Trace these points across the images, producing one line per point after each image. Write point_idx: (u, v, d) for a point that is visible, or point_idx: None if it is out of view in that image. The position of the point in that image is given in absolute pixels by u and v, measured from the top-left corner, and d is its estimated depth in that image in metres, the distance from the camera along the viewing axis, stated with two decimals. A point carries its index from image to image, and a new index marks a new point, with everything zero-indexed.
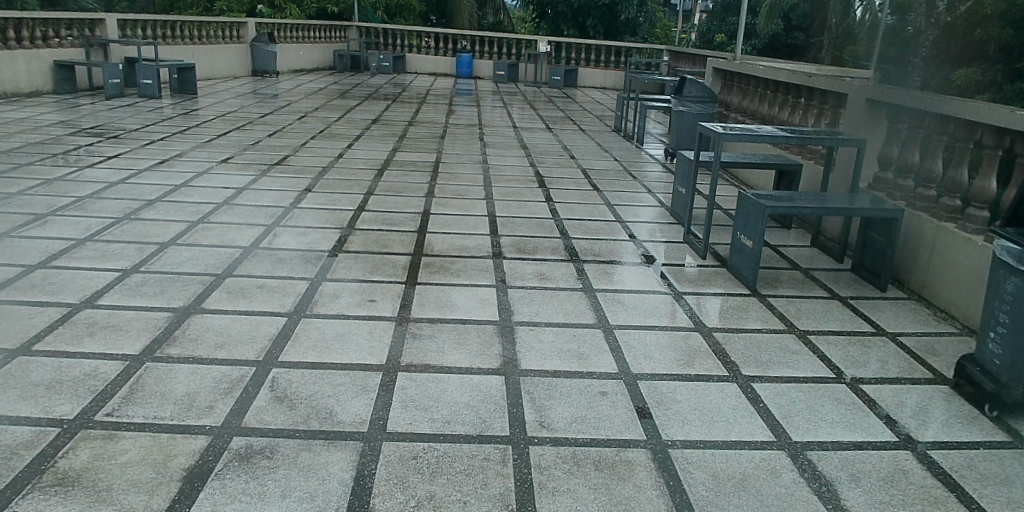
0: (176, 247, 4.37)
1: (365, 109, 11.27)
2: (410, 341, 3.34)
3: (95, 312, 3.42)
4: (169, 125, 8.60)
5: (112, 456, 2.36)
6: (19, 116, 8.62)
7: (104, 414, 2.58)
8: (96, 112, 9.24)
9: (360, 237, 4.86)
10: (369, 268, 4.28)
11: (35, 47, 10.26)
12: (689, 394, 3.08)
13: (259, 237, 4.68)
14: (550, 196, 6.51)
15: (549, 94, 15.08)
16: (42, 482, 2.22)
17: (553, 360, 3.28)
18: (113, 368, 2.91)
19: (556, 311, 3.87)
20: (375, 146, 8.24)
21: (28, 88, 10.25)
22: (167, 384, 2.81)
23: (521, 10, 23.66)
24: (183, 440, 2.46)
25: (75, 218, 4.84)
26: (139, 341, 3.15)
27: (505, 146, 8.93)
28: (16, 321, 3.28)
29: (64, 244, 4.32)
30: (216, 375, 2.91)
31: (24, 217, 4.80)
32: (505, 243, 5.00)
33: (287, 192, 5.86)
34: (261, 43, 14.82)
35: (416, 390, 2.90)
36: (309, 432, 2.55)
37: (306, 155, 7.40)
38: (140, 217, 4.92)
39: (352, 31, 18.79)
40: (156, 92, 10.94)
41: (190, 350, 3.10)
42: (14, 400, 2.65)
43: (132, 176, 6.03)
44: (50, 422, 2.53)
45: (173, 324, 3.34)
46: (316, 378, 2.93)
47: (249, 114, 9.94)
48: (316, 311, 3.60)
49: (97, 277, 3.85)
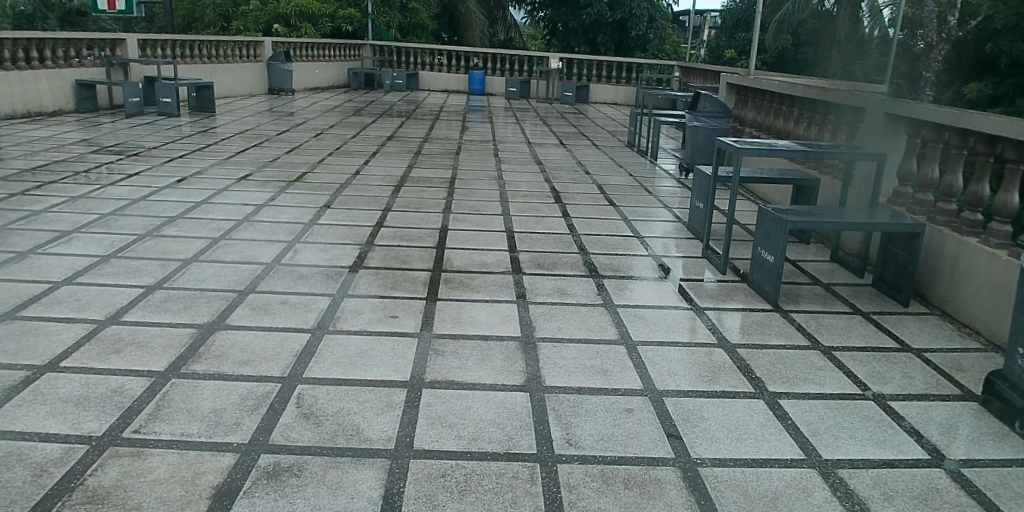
0: (198, 264, 4.38)
1: (381, 126, 11.36)
2: (432, 357, 3.33)
3: (121, 329, 3.43)
4: (188, 143, 8.68)
5: (141, 473, 2.36)
6: (41, 134, 8.73)
7: (130, 431, 2.58)
8: (116, 130, 9.35)
9: (379, 253, 4.87)
10: (389, 284, 4.28)
11: (57, 67, 10.42)
12: (716, 411, 3.04)
13: (281, 253, 4.70)
14: (566, 211, 6.51)
15: (560, 110, 15.18)
16: (73, 500, 2.21)
17: (577, 376, 3.27)
18: (139, 384, 2.92)
19: (578, 327, 3.85)
20: (391, 163, 8.28)
21: (50, 107, 10.39)
22: (193, 401, 2.80)
23: (532, 27, 23.90)
24: (212, 457, 2.45)
25: (99, 235, 4.88)
26: (165, 357, 3.15)
27: (520, 162, 8.95)
28: (43, 337, 3.29)
29: (89, 261, 4.34)
30: (242, 391, 2.90)
31: (49, 234, 4.83)
32: (524, 258, 5.00)
33: (306, 208, 5.89)
34: (277, 61, 14.98)
35: (441, 407, 2.88)
36: (337, 449, 2.54)
37: (323, 172, 7.41)
38: (163, 234, 4.95)
39: (365, 49, 19.03)
40: (175, 111, 11.02)
41: (215, 366, 3.10)
42: (44, 416, 2.65)
43: (153, 194, 6.07)
44: (79, 439, 2.53)
45: (197, 341, 3.33)
46: (341, 394, 2.92)
47: (266, 131, 10.01)
48: (339, 326, 3.60)
49: (121, 293, 3.87)
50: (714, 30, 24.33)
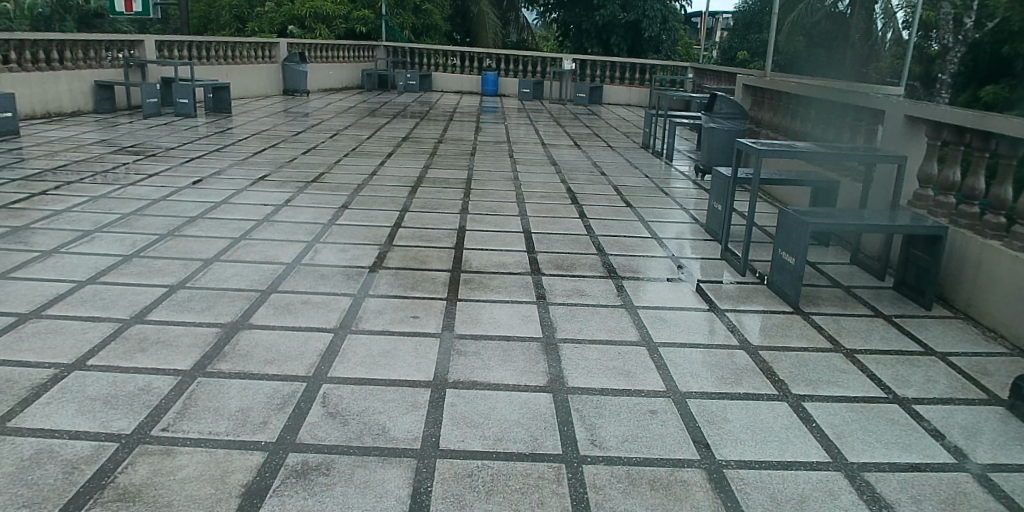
0: (220, 264, 4.40)
1: (395, 127, 11.39)
2: (454, 358, 3.33)
3: (146, 328, 3.45)
4: (205, 144, 8.73)
5: (170, 471, 2.37)
6: (61, 135, 8.81)
7: (158, 430, 2.59)
8: (134, 131, 9.42)
9: (398, 254, 4.87)
10: (408, 285, 4.29)
11: (76, 68, 10.52)
12: (740, 413, 3.03)
13: (301, 253, 4.72)
14: (583, 212, 6.50)
15: (573, 111, 15.17)
16: (104, 497, 2.23)
17: (600, 377, 3.26)
18: (166, 382, 2.94)
19: (599, 328, 3.84)
20: (407, 163, 8.30)
21: (70, 108, 10.48)
22: (220, 400, 2.82)
23: (545, 28, 23.91)
24: (240, 456, 2.47)
25: (121, 234, 4.91)
26: (191, 356, 3.17)
27: (535, 162, 8.94)
28: (70, 336, 3.32)
29: (112, 260, 4.38)
30: (267, 390, 2.92)
31: (72, 234, 4.87)
32: (542, 259, 5.00)
33: (325, 209, 5.91)
34: (292, 63, 15.05)
35: (466, 407, 2.89)
36: (363, 448, 2.55)
37: (340, 173, 7.43)
38: (184, 234, 4.98)
39: (379, 50, 19.07)
40: (192, 112, 11.09)
41: (241, 365, 3.12)
42: (73, 414, 2.68)
43: (173, 194, 6.11)
44: (108, 437, 2.55)
45: (221, 340, 3.35)
46: (365, 394, 2.93)
47: (282, 132, 10.06)
48: (361, 326, 3.61)
49: (146, 293, 3.89)
50: (727, 32, 24.26)
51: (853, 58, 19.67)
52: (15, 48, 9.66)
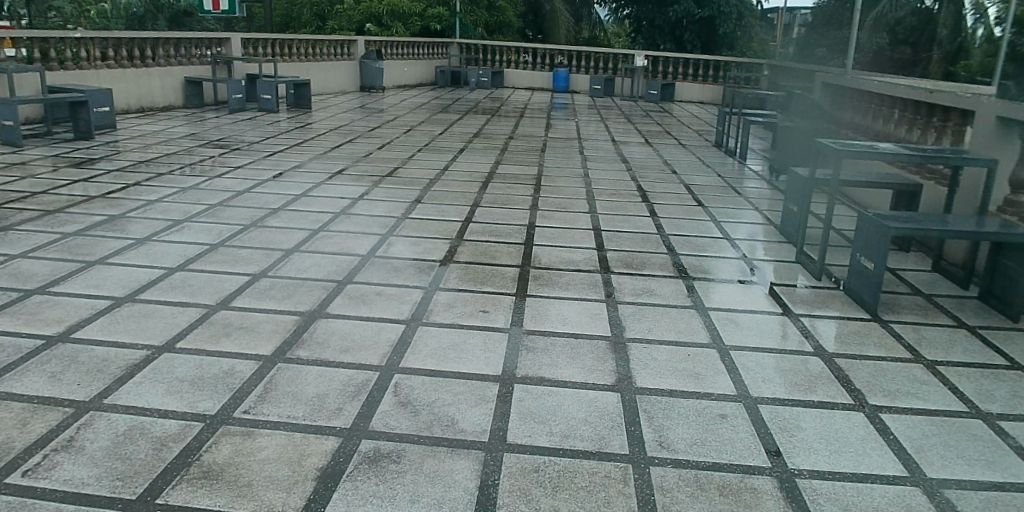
0: (299, 254, 4.56)
1: (467, 123, 11.52)
2: (522, 353, 3.36)
3: (230, 314, 3.61)
4: (286, 138, 9.03)
5: (251, 452, 2.48)
6: (153, 129, 9.27)
7: (240, 412, 2.72)
8: (220, 125, 9.83)
9: (469, 248, 4.94)
10: (478, 279, 4.35)
11: (168, 65, 11.05)
12: (813, 421, 2.96)
13: (375, 245, 4.84)
14: (653, 211, 6.44)
15: (644, 108, 15.00)
16: (190, 474, 2.35)
17: (669, 378, 3.23)
18: (248, 367, 3.07)
19: (668, 329, 3.80)
20: (478, 159, 8.38)
21: (162, 103, 11.01)
22: (298, 385, 2.93)
23: (616, 25, 23.72)
24: (316, 440, 2.56)
25: (208, 224, 5.15)
26: (271, 343, 3.30)
27: (605, 160, 8.90)
28: (161, 320, 3.51)
29: (199, 249, 4.59)
30: (343, 378, 3.01)
31: (164, 223, 5.13)
32: (611, 257, 4.98)
33: (398, 203, 6.04)
34: (369, 60, 15.39)
35: (534, 403, 2.91)
36: (433, 439, 2.61)
37: (413, 168, 7.58)
38: (266, 225, 5.18)
39: (452, 47, 19.20)
40: (274, 107, 11.49)
41: (317, 353, 3.23)
42: (163, 394, 2.83)
43: (255, 186, 6.35)
44: (194, 416, 2.68)
45: (300, 328, 3.48)
46: (436, 386, 2.99)
47: (358, 127, 10.32)
48: (432, 319, 3.68)
49: (230, 280, 4.07)
50: (804, 28, 23.54)
51: (940, 55, 18.78)
52: (113, 46, 10.20)
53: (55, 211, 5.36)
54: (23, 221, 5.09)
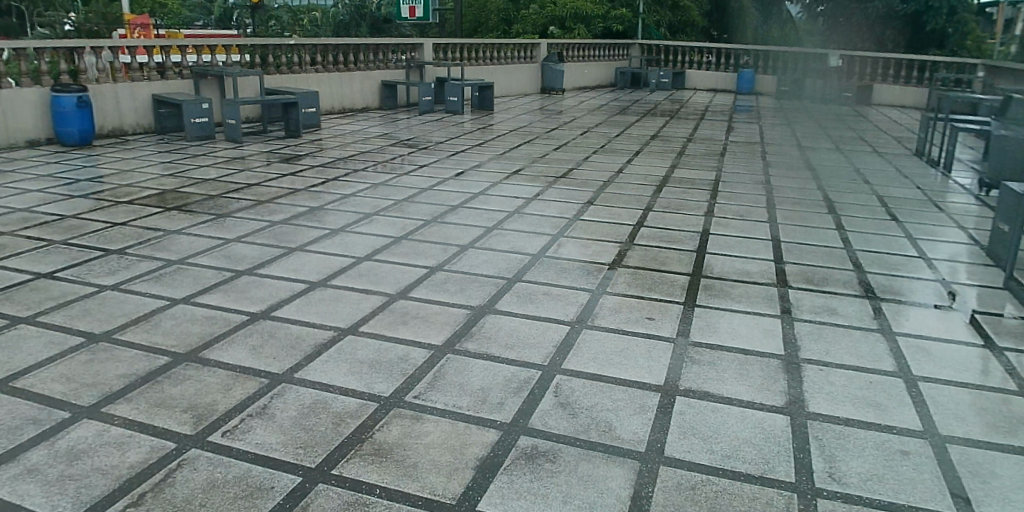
0: (473, 251, 4.76)
1: (644, 125, 11.40)
2: (687, 365, 3.28)
3: (408, 303, 3.85)
4: (468, 138, 9.44)
5: (418, 435, 2.64)
6: (352, 128, 10.06)
7: (411, 397, 2.89)
8: (410, 125, 10.46)
9: (638, 253, 4.89)
10: (646, 285, 4.30)
11: (368, 68, 11.92)
12: (1016, 470, 2.63)
13: (546, 245, 4.93)
14: (840, 223, 6.02)
15: (836, 112, 14.03)
16: (363, 450, 2.55)
17: (845, 406, 3.02)
18: (421, 355, 3.26)
19: (847, 352, 3.55)
20: (653, 162, 8.27)
21: (361, 104, 11.91)
22: (465, 376, 3.07)
23: (810, 23, 22.35)
24: (478, 431, 2.67)
25: (394, 218, 5.51)
26: (443, 333, 3.48)
27: (789, 167, 8.43)
28: (348, 305, 3.81)
29: (384, 240, 4.93)
30: (507, 373, 3.11)
31: (356, 215, 5.56)
32: (790, 271, 4.72)
33: (570, 204, 6.10)
34: (551, 62, 15.69)
35: (695, 417, 2.84)
36: (589, 442, 2.63)
37: (586, 170, 7.62)
38: (445, 221, 5.45)
39: (633, 48, 19.09)
40: (459, 109, 12.03)
41: (485, 347, 3.36)
42: (345, 373, 3.08)
43: (438, 183, 6.70)
44: (370, 396, 2.90)
45: (470, 321, 3.63)
46: (596, 390, 3.01)
47: (537, 129, 10.54)
48: (597, 323, 3.69)
49: (410, 272, 4.33)
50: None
51: None
52: (321, 52, 11.18)
53: (265, 201, 5.99)
54: (239, 209, 5.73)
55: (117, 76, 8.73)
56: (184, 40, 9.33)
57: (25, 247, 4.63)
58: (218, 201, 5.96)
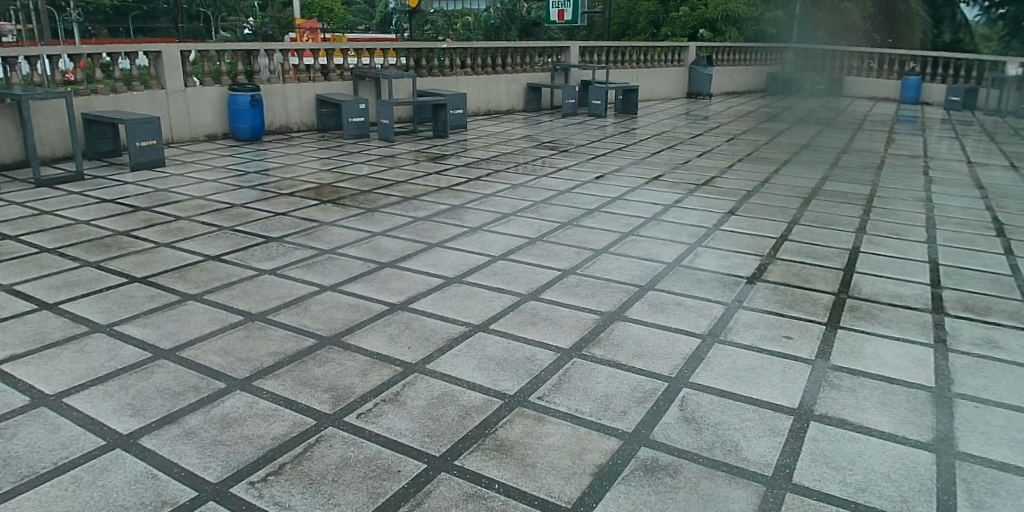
0: (607, 256, 4.74)
1: (795, 134, 10.87)
2: (824, 389, 3.11)
3: (539, 304, 3.91)
4: (609, 142, 9.41)
5: (539, 436, 2.68)
6: (496, 130, 10.30)
7: (535, 397, 2.94)
8: (553, 128, 10.57)
9: (779, 268, 4.69)
10: (785, 302, 4.11)
11: (514, 71, 12.16)
12: None
13: (681, 255, 4.84)
14: (1014, 248, 5.46)
15: (1016, 125, 12.71)
16: (485, 445, 2.62)
17: (1004, 449, 2.74)
18: (548, 357, 3.30)
19: (1012, 390, 3.22)
20: (802, 173, 7.87)
21: (506, 106, 12.17)
22: (590, 382, 3.08)
23: (991, 26, 20.41)
24: (599, 438, 2.67)
25: (531, 219, 5.60)
26: (571, 337, 3.51)
27: (958, 183, 7.75)
28: (481, 302, 3.93)
29: (520, 241, 5.03)
30: (632, 383, 3.09)
31: (494, 215, 5.71)
32: (950, 296, 4.35)
33: (711, 213, 5.93)
34: (699, 65, 15.37)
35: (829, 445, 2.69)
36: (712, 460, 2.56)
37: (729, 178, 7.36)
38: (581, 224, 5.47)
39: (787, 52, 18.37)
40: (603, 112, 12.00)
41: (611, 354, 3.35)
42: (474, 368, 3.18)
43: (576, 187, 6.74)
44: (496, 393, 2.98)
45: (598, 327, 3.63)
46: (724, 407, 2.92)
47: (679, 134, 10.33)
48: (729, 338, 3.58)
49: (543, 273, 4.39)
50: None
51: None
52: (471, 55, 11.54)
53: (410, 197, 6.27)
54: (386, 204, 6.04)
55: (286, 77, 9.44)
56: (346, 43, 9.94)
57: (200, 230, 5.12)
58: (368, 196, 6.31)
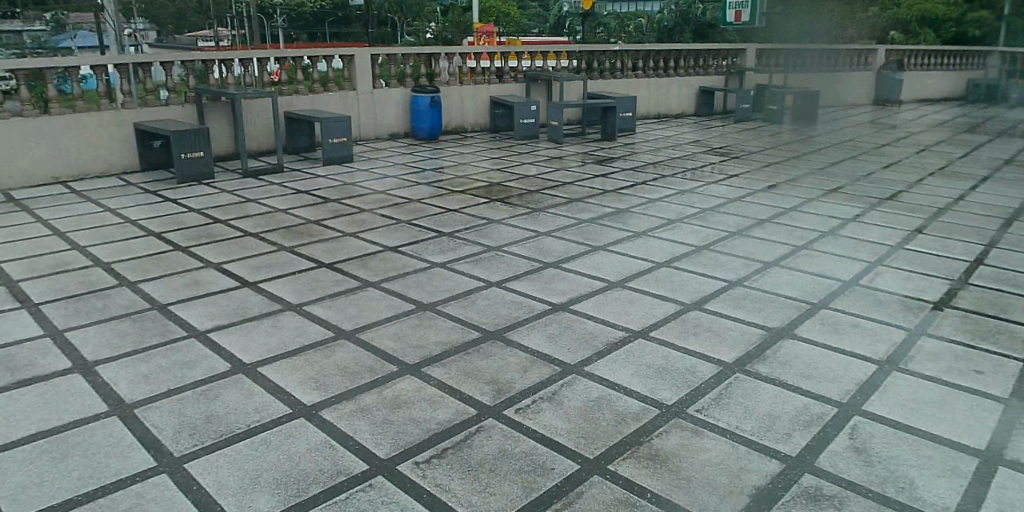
0: (776, 269, 4.54)
1: (1000, 146, 9.78)
2: (1021, 433, 2.79)
3: (701, 315, 3.82)
4: (784, 150, 8.96)
5: (695, 450, 2.64)
6: (664, 134, 10.14)
7: (694, 410, 2.90)
8: (724, 134, 10.23)
9: (973, 294, 4.25)
10: (979, 332, 3.73)
11: (686, 74, 11.90)
12: None
13: (860, 273, 4.52)
14: None
15: None
16: (639, 453, 2.62)
17: None
18: (708, 369, 3.23)
19: None
20: (1007, 190, 7.07)
21: (675, 110, 11.94)
22: (752, 400, 2.98)
23: None
24: (758, 459, 2.59)
25: (697, 227, 5.47)
26: (734, 351, 3.40)
27: None
28: (642, 309, 3.91)
29: (685, 249, 4.94)
30: (798, 404, 2.95)
31: (659, 221, 5.64)
32: None
33: (896, 230, 5.50)
34: (888, 70, 14.27)
35: (1022, 496, 2.42)
36: (883, 496, 2.39)
37: (919, 193, 6.77)
38: (750, 235, 5.27)
39: (993, 56, 16.56)
40: (778, 118, 11.43)
41: (776, 372, 3.21)
42: (632, 375, 3.18)
43: (746, 195, 6.49)
44: (653, 403, 2.96)
45: (763, 343, 3.49)
46: (900, 440, 2.71)
47: (863, 144, 9.63)
48: (910, 367, 3.30)
49: (707, 283, 4.29)
50: None
51: None
52: (643, 57, 11.46)
53: (576, 199, 6.33)
54: (552, 205, 6.14)
55: (464, 79, 9.86)
56: (521, 46, 10.22)
57: (380, 222, 5.49)
58: (535, 196, 6.45)
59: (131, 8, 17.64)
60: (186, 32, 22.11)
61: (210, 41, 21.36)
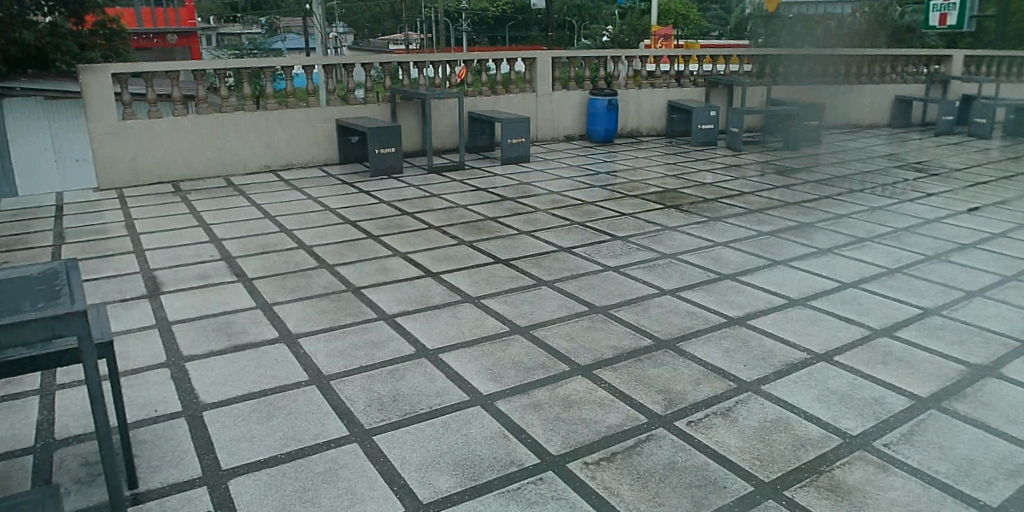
0: (983, 300, 4.11)
1: None
2: None
3: (892, 342, 3.55)
4: (995, 168, 8.07)
5: (882, 486, 2.46)
6: (854, 146, 9.48)
7: (880, 443, 2.70)
8: (923, 148, 9.40)
9: None
10: None
11: (882, 82, 11.04)
12: None
13: None
14: None
15: None
16: (817, 482, 2.49)
17: None
18: (899, 402, 2.99)
19: None
20: None
21: (867, 120, 11.11)
22: (950, 440, 2.72)
23: None
24: (955, 505, 2.36)
25: (889, 247, 5.07)
26: (930, 385, 3.13)
27: None
28: (825, 330, 3.69)
29: (875, 270, 4.59)
30: (1005, 451, 2.66)
31: (846, 238, 5.29)
32: None
33: None
34: None
35: None
36: None
37: None
38: (952, 260, 4.80)
39: None
40: (990, 132, 10.31)
41: (980, 413, 2.91)
42: (812, 400, 3.02)
43: (948, 217, 5.92)
44: (835, 431, 2.79)
45: (965, 380, 3.18)
46: None
47: None
48: None
49: (900, 309, 3.97)
50: None
51: None
52: None
53: (755, 210, 6.08)
54: (729, 215, 5.94)
55: (640, 83, 9.78)
56: (701, 51, 10.00)
57: (554, 223, 5.58)
58: (711, 205, 6.27)
59: (334, 13, 19.12)
60: (379, 35, 23.60)
61: (399, 44, 22.69)
